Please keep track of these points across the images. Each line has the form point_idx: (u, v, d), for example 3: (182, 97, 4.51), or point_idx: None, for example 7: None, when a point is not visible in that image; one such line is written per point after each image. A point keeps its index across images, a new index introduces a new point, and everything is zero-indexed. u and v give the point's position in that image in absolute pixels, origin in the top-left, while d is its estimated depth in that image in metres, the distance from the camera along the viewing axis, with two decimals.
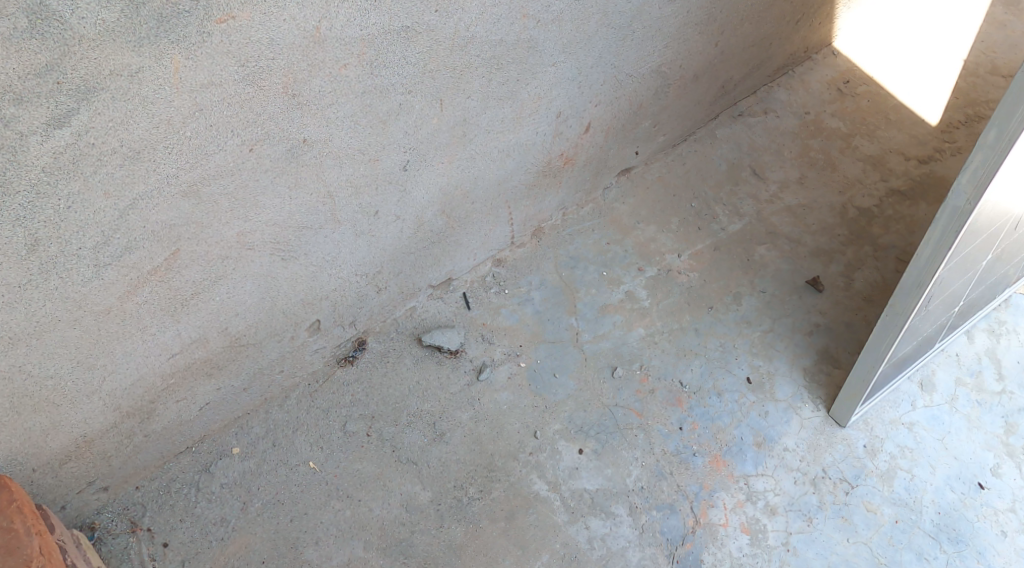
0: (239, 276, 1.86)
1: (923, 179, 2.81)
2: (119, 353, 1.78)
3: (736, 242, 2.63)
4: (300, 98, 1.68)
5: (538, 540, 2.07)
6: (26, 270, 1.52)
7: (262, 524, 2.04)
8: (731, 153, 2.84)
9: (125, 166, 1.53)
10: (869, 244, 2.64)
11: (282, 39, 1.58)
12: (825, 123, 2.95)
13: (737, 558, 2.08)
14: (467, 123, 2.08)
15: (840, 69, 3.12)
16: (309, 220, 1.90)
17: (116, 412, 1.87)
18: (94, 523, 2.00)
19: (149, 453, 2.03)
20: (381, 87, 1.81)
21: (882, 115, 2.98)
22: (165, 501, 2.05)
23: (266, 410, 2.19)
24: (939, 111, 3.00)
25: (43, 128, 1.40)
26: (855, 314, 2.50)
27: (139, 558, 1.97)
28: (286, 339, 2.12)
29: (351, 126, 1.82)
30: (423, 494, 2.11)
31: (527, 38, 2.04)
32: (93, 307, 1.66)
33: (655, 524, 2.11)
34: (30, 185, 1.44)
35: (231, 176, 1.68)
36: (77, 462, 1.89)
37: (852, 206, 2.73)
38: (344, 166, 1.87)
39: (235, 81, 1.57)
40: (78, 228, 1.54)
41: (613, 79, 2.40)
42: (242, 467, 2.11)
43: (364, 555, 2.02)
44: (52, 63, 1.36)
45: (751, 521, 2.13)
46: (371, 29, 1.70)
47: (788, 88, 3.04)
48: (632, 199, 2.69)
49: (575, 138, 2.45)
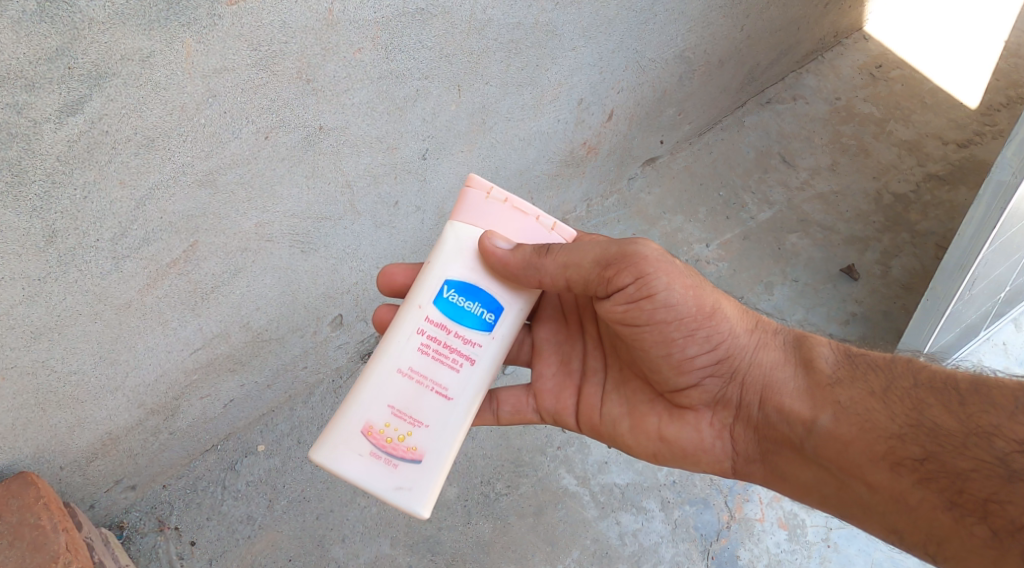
0: (259, 268, 1.84)
1: (962, 164, 2.74)
2: (141, 348, 1.75)
3: (767, 230, 2.56)
4: (314, 83, 1.65)
5: (567, 536, 2.03)
6: (45, 263, 1.50)
7: (289, 521, 2.01)
8: (759, 141, 2.77)
9: (140, 154, 1.50)
10: (906, 231, 2.57)
11: (294, 22, 1.56)
12: (857, 108, 2.87)
13: (776, 554, 2.06)
14: (486, 110, 2.05)
15: (872, 52, 3.03)
16: (329, 211, 1.88)
17: (141, 408, 1.85)
18: (123, 522, 1.99)
19: (175, 451, 2.00)
20: (397, 72, 1.78)
21: (917, 99, 2.90)
22: (193, 499, 2.03)
23: (290, 407, 2.17)
24: (977, 95, 2.93)
25: (56, 115, 1.38)
26: (892, 303, 2.43)
27: (167, 556, 1.96)
28: (308, 334, 2.08)
29: (368, 113, 1.79)
30: (450, 490, 2.07)
31: (546, 21, 2.00)
32: (114, 300, 1.64)
33: (689, 519, 2.08)
34: (45, 174, 1.42)
35: (247, 165, 1.66)
36: (103, 460, 1.87)
37: (887, 192, 2.66)
38: (362, 155, 1.84)
39: (248, 66, 1.54)
40: (95, 220, 1.52)
41: (635, 65, 2.35)
42: (268, 464, 2.08)
43: (391, 552, 1.99)
44: (62, 48, 1.34)
45: (788, 516, 2.11)
46: (385, 11, 1.67)
47: (818, 74, 2.96)
48: (658, 189, 2.64)
49: (598, 126, 2.40)
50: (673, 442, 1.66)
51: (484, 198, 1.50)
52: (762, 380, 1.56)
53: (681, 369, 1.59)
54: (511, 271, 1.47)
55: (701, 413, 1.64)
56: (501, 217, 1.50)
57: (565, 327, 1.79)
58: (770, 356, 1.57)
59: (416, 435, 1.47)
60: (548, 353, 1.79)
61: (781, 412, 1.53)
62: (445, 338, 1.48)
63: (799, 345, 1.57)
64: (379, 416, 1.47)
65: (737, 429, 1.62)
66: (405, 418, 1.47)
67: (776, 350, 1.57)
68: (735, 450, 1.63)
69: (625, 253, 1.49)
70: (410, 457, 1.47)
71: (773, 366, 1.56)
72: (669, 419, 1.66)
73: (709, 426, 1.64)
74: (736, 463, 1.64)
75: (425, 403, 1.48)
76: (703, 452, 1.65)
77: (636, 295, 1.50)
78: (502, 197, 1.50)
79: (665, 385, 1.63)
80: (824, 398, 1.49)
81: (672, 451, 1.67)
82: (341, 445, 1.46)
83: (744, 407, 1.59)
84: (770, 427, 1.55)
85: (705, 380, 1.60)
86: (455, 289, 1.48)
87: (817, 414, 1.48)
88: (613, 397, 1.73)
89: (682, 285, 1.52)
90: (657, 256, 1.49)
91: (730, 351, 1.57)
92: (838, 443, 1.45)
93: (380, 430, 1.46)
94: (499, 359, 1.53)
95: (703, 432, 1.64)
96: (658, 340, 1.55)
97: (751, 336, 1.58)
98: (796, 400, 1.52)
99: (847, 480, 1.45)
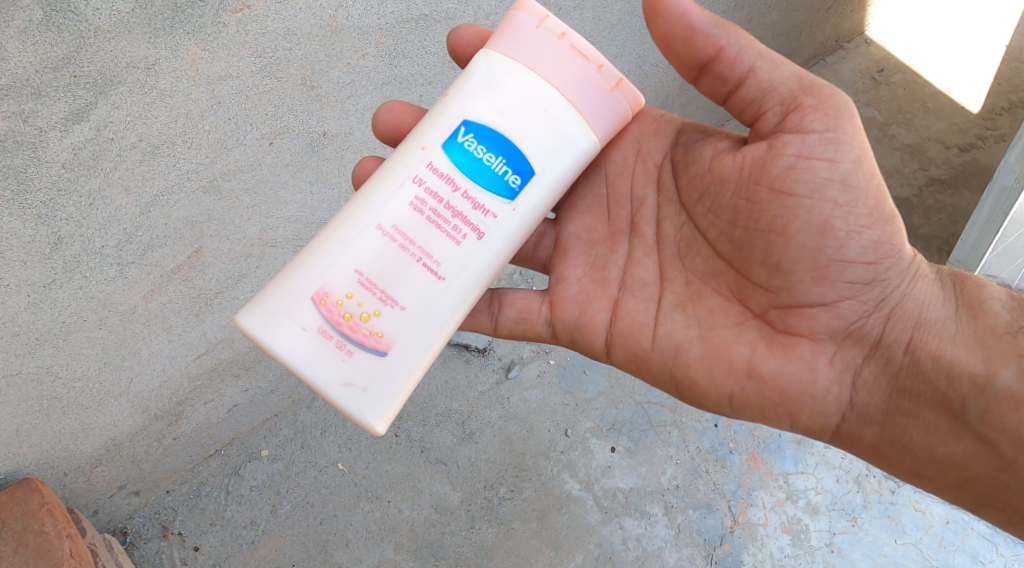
0: (262, 274, 1.84)
1: (964, 168, 2.75)
2: (146, 354, 1.76)
3: None
4: (318, 90, 1.66)
5: (571, 541, 2.04)
6: (50, 269, 1.50)
7: (293, 526, 2.02)
8: None
9: (145, 161, 1.50)
10: (908, 236, 2.58)
11: (299, 29, 1.56)
12: (859, 112, 2.87)
13: (779, 559, 2.07)
14: None
15: (875, 56, 3.03)
16: (331, 216, 1.88)
17: (145, 414, 1.86)
18: (126, 527, 1.99)
19: (178, 456, 2.01)
20: (401, 78, 1.78)
21: (920, 102, 2.90)
22: (196, 504, 2.03)
23: (294, 412, 2.15)
24: (980, 98, 2.94)
25: (62, 123, 1.38)
26: None
27: (171, 561, 1.96)
28: None
29: (371, 119, 1.79)
30: (453, 495, 2.07)
31: None
32: (118, 307, 1.64)
33: (692, 523, 2.09)
34: (51, 181, 1.42)
35: (251, 171, 1.66)
36: (108, 465, 1.87)
37: (890, 196, 2.66)
38: (365, 161, 1.85)
39: (252, 73, 1.54)
40: (100, 226, 1.52)
41: (638, 69, 2.35)
42: (271, 469, 2.08)
43: (395, 557, 2.00)
44: (68, 56, 1.34)
45: (792, 521, 2.11)
46: (389, 18, 1.67)
47: (820, 79, 2.97)
48: None
49: None
50: (769, 378, 1.51)
51: (534, 24, 1.41)
52: (917, 315, 1.47)
53: (823, 279, 1.46)
54: (691, 25, 1.46)
55: (822, 346, 1.50)
56: (551, 49, 1.40)
57: (606, 224, 1.65)
58: (925, 289, 1.48)
59: (383, 318, 1.38)
60: (575, 255, 1.65)
61: (941, 358, 1.45)
62: (440, 203, 1.39)
63: (959, 287, 1.49)
64: (342, 285, 1.38)
65: (863, 373, 1.50)
66: (374, 293, 1.38)
67: (931, 286, 1.49)
68: (851, 402, 1.51)
69: (823, 95, 1.44)
70: (371, 344, 1.38)
71: (927, 302, 1.47)
72: (775, 350, 1.51)
73: (829, 364, 1.50)
74: (844, 416, 1.52)
75: (403, 278, 1.39)
76: (813, 396, 1.51)
77: (814, 151, 1.43)
78: (557, 30, 1.40)
79: (779, 298, 1.50)
80: (1004, 351, 1.41)
81: (760, 391, 1.52)
82: (289, 314, 1.38)
83: (884, 345, 1.49)
84: (918, 378, 1.47)
85: (843, 300, 1.48)
86: (472, 132, 1.39)
87: (996, 369, 1.40)
88: (677, 314, 1.57)
89: (865, 168, 1.44)
90: (852, 116, 1.44)
91: (888, 273, 1.47)
92: (1021, 407, 1.38)
93: (339, 301, 1.38)
94: (509, 242, 1.43)
95: (817, 371, 1.50)
96: (815, 225, 1.44)
97: (911, 262, 1.48)
98: (963, 350, 1.44)
99: (1014, 458, 1.40)
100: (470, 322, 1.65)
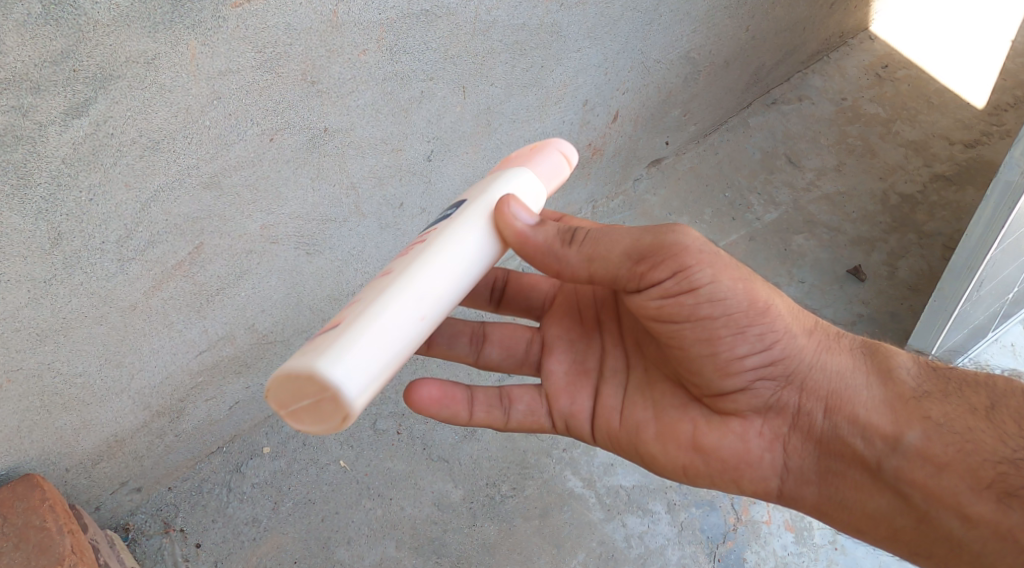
0: (263, 271, 1.84)
1: (969, 164, 2.73)
2: (147, 350, 1.75)
3: (773, 232, 2.54)
4: (319, 85, 1.65)
5: (573, 538, 2.02)
6: (50, 265, 1.50)
7: (294, 523, 2.01)
8: (765, 141, 2.77)
9: (145, 156, 1.50)
10: (913, 232, 2.56)
11: (299, 24, 1.55)
12: (863, 109, 2.86)
13: (783, 557, 2.05)
14: (491, 112, 2.04)
15: (878, 53, 3.03)
16: (334, 212, 1.88)
17: (147, 410, 1.85)
18: (128, 524, 1.99)
19: (180, 453, 2.00)
20: (402, 73, 1.78)
21: (924, 99, 2.89)
22: (198, 501, 2.03)
23: None
24: (984, 94, 2.93)
25: (62, 118, 1.38)
26: (900, 304, 2.42)
27: (173, 558, 1.95)
28: (314, 336, 2.08)
29: (372, 115, 1.79)
30: (455, 492, 2.07)
31: (551, 22, 2.00)
32: (119, 302, 1.64)
33: (695, 521, 2.08)
34: (50, 176, 1.42)
35: (252, 167, 1.65)
36: (109, 461, 1.87)
37: (894, 193, 2.65)
38: (367, 156, 1.85)
39: (252, 68, 1.54)
40: (100, 222, 1.52)
41: (640, 66, 2.34)
42: (273, 466, 2.08)
43: (397, 554, 1.98)
44: (68, 50, 1.33)
45: (794, 519, 2.10)
46: (390, 13, 1.67)
47: (824, 75, 2.95)
48: (663, 190, 2.63)
49: (603, 127, 2.39)
50: (711, 451, 1.51)
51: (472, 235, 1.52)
52: (828, 386, 1.46)
53: (729, 371, 1.46)
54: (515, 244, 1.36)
55: (753, 421, 1.51)
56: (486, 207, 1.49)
57: (578, 324, 1.69)
58: (838, 362, 1.48)
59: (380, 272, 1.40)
60: (557, 349, 1.68)
61: (856, 424, 1.43)
62: None
63: (874, 355, 1.49)
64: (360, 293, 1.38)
65: (792, 441, 1.50)
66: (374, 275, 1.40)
67: (843, 356, 1.48)
68: (788, 466, 1.51)
69: (658, 244, 1.37)
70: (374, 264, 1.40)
71: (840, 372, 1.47)
72: (707, 427, 1.52)
73: (760, 436, 1.51)
74: (785, 481, 1.52)
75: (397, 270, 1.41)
76: (750, 464, 1.51)
77: (676, 289, 1.39)
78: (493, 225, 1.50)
79: (704, 389, 1.51)
80: (911, 414, 1.41)
81: (707, 463, 1.53)
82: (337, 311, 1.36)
83: (804, 415, 1.48)
84: (839, 442, 1.45)
85: (759, 383, 1.48)
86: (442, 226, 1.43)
87: (903, 431, 1.40)
88: (633, 399, 1.60)
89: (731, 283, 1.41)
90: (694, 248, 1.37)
91: (787, 352, 1.47)
92: (929, 464, 1.38)
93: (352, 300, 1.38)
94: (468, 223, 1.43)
95: (750, 441, 1.51)
96: (703, 335, 1.43)
97: (814, 340, 1.49)
98: (876, 414, 1.43)
99: (932, 510, 1.38)
100: (484, 419, 1.62)
